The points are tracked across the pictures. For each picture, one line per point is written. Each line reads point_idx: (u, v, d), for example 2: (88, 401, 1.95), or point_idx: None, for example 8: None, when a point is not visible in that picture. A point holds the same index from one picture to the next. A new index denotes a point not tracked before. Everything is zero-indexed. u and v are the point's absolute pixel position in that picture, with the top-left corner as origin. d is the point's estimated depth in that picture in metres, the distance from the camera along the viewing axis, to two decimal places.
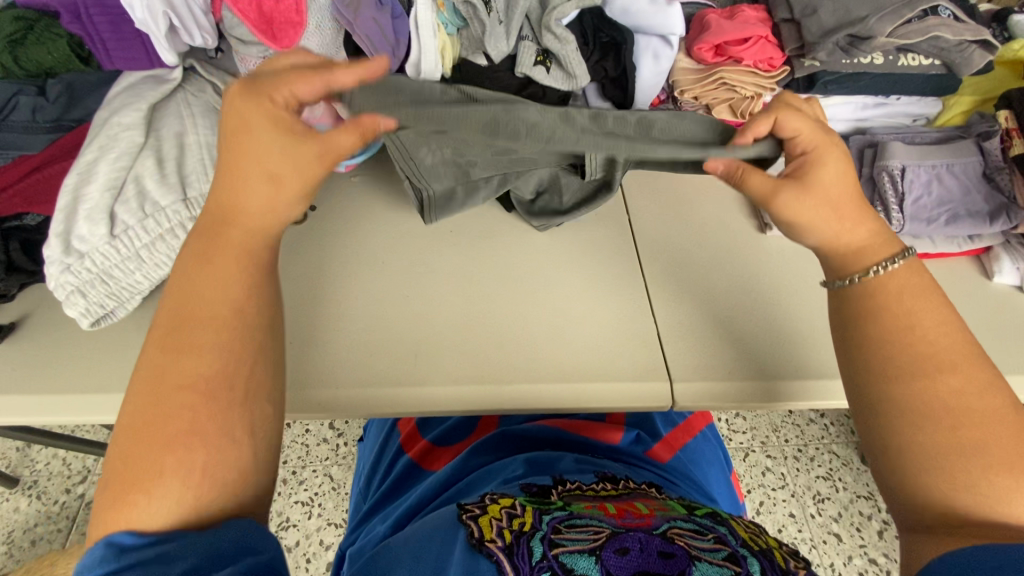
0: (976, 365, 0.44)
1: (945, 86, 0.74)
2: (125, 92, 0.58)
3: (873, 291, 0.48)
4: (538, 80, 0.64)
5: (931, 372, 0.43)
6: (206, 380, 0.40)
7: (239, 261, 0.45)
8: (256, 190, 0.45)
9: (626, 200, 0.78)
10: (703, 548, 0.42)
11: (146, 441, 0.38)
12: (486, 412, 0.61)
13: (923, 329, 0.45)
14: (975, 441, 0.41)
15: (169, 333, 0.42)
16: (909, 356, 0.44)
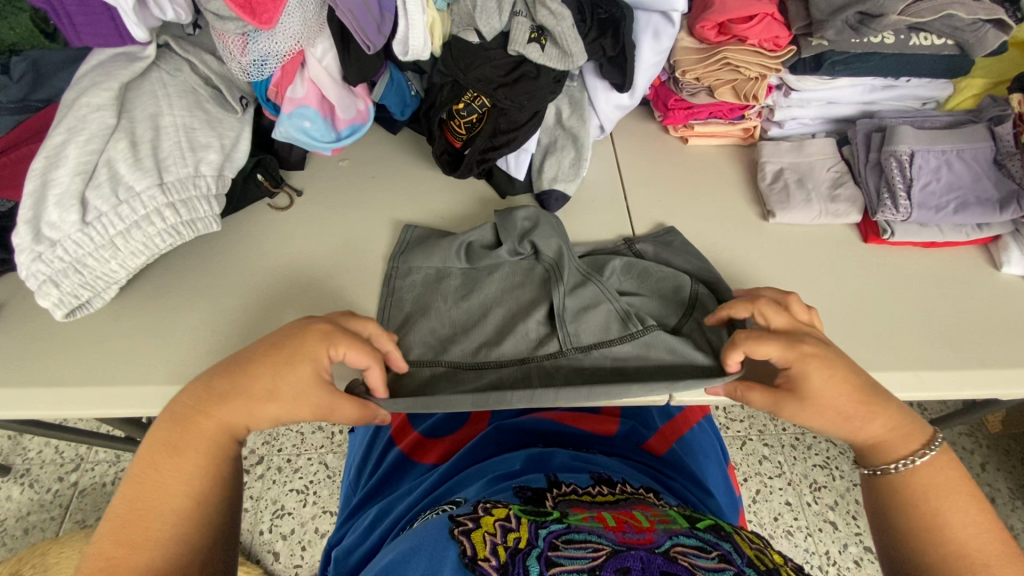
0: (1014, 565, 0.44)
1: (957, 67, 0.71)
2: (95, 70, 0.55)
3: (900, 490, 0.50)
4: (532, 58, 0.61)
5: (968, 574, 0.45)
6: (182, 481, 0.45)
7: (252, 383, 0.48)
8: (265, 409, 0.48)
9: (624, 186, 0.75)
10: (707, 568, 0.40)
11: (129, 524, 0.42)
12: (477, 405, 0.59)
13: (954, 529, 0.46)
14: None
15: (128, 517, 0.43)
16: (940, 557, 0.46)
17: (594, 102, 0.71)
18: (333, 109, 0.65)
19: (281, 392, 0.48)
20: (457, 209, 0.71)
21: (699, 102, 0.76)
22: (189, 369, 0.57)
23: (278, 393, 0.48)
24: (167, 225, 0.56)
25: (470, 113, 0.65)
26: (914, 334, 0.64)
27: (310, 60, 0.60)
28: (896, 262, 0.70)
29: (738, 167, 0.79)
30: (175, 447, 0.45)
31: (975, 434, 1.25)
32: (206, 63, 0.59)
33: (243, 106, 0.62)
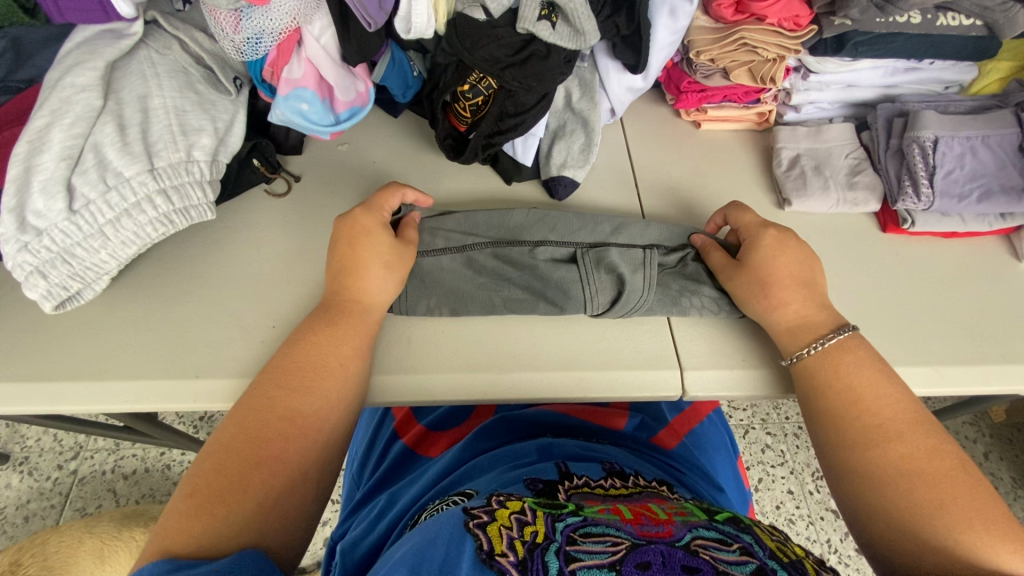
0: (921, 432, 0.48)
1: (984, 50, 0.68)
2: (79, 48, 0.52)
3: (814, 375, 0.53)
4: (541, 37, 0.58)
5: (879, 440, 0.48)
6: (320, 381, 0.50)
7: (367, 282, 0.55)
8: (379, 277, 0.55)
9: (634, 172, 0.73)
10: (730, 561, 0.38)
11: (272, 412, 0.48)
12: (484, 401, 0.57)
13: (863, 402, 0.50)
14: (930, 500, 0.44)
15: (289, 369, 0.50)
16: (853, 428, 0.49)
17: (605, 84, 0.68)
18: (331, 91, 0.62)
19: (381, 258, 0.56)
20: (462, 196, 0.68)
21: (713, 84, 0.72)
22: (185, 363, 0.55)
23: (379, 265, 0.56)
24: (159, 213, 0.54)
25: (475, 95, 0.63)
26: (932, 326, 0.62)
27: (306, 38, 0.57)
28: (915, 252, 0.68)
29: (753, 152, 0.76)
30: (329, 318, 0.53)
31: (979, 423, 1.24)
32: (197, 41, 0.56)
33: (237, 88, 0.60)
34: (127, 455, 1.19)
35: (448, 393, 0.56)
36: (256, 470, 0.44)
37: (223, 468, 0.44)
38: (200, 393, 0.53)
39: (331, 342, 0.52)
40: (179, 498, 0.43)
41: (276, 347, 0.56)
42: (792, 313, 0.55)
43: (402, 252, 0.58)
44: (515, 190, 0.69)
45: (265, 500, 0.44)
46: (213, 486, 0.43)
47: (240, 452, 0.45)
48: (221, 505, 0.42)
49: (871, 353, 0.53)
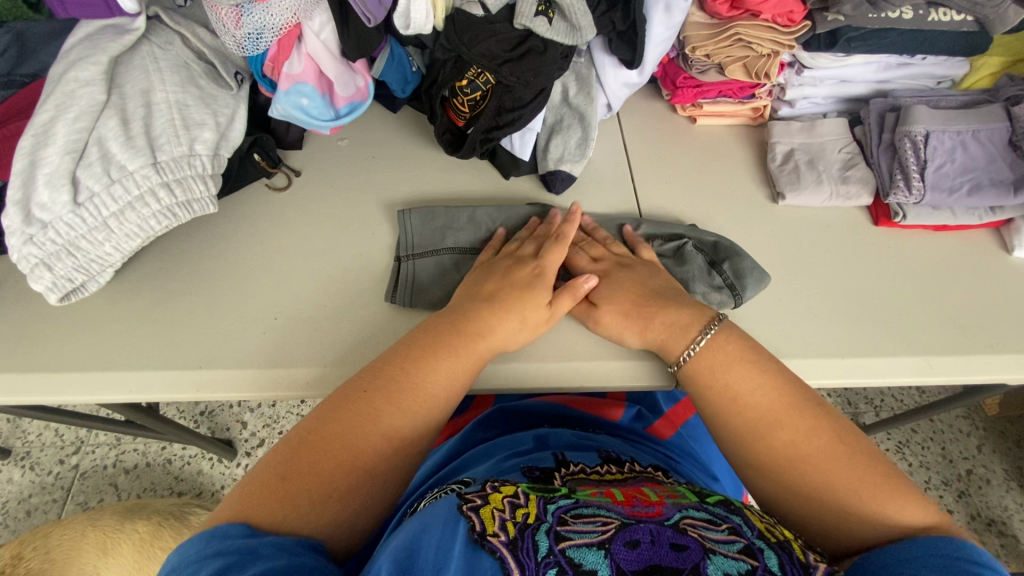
0: (800, 413, 0.48)
1: (974, 45, 0.70)
2: (83, 43, 0.53)
3: (695, 379, 0.53)
4: (539, 33, 0.58)
5: (764, 433, 0.49)
6: (418, 397, 0.50)
7: (495, 316, 0.54)
8: (510, 323, 0.55)
9: (631, 166, 0.74)
10: (718, 540, 0.40)
11: (362, 410, 0.48)
12: (482, 391, 0.58)
13: (742, 400, 0.50)
14: (822, 479, 0.46)
15: (399, 382, 0.50)
16: (739, 426, 0.50)
17: (602, 79, 0.69)
18: (330, 87, 0.62)
19: (519, 309, 0.55)
20: (461, 190, 0.69)
21: (709, 80, 0.73)
22: (188, 353, 0.56)
23: (514, 315, 0.55)
24: (162, 206, 0.55)
25: (474, 90, 0.63)
26: (922, 317, 0.63)
27: (307, 33, 0.57)
28: (907, 245, 0.69)
29: (747, 147, 0.77)
30: (441, 340, 0.53)
31: (972, 417, 1.26)
32: (199, 37, 0.57)
33: (238, 82, 0.60)
34: (128, 450, 1.20)
35: None
36: (347, 475, 0.45)
37: (319, 464, 0.44)
38: (202, 383, 0.54)
39: (445, 370, 0.51)
40: (260, 469, 0.44)
41: (277, 339, 0.57)
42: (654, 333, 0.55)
43: (543, 308, 0.56)
44: (513, 185, 0.70)
45: (349, 507, 0.44)
46: (304, 478, 0.43)
47: (335, 452, 0.45)
48: (312, 503, 0.43)
49: (742, 341, 0.53)
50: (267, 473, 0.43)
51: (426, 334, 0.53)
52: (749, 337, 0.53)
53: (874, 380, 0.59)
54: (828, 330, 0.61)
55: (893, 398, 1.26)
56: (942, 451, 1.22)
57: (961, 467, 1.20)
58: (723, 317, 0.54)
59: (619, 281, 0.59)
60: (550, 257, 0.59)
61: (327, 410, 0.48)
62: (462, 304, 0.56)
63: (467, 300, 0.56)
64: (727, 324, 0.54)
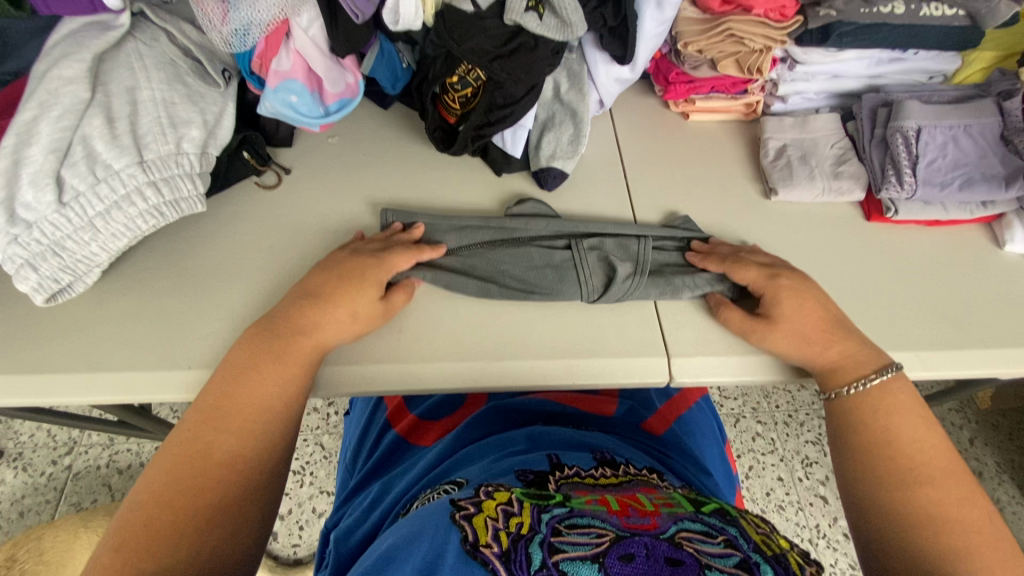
0: (955, 480, 0.48)
1: (967, 40, 0.69)
2: (66, 40, 0.52)
3: (854, 410, 0.54)
4: (529, 29, 0.58)
5: (914, 482, 0.48)
6: (252, 409, 0.49)
7: (321, 314, 0.54)
8: (336, 318, 0.54)
9: (623, 162, 0.73)
10: (712, 554, 0.40)
11: (190, 450, 0.46)
12: (475, 390, 0.58)
13: (900, 443, 0.51)
14: (956, 546, 0.45)
15: (222, 407, 0.48)
16: (887, 466, 0.50)
17: (593, 75, 0.68)
18: (320, 84, 0.62)
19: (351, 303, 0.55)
20: (452, 188, 0.69)
21: (700, 76, 0.73)
22: (179, 354, 0.55)
23: (344, 313, 0.55)
24: (149, 205, 0.54)
25: (464, 87, 0.63)
26: (914, 313, 0.63)
27: (295, 29, 0.57)
28: (898, 240, 0.69)
29: (740, 142, 0.77)
30: (264, 350, 0.52)
31: (965, 410, 1.27)
32: (185, 33, 0.57)
33: (226, 80, 0.60)
34: (122, 450, 1.19)
35: (438, 381, 0.57)
36: (190, 515, 0.43)
37: (154, 520, 0.42)
38: (192, 383, 0.54)
39: (269, 379, 0.50)
40: (100, 552, 0.41)
41: None
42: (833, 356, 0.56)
43: (375, 307, 0.56)
44: (505, 181, 0.70)
45: (205, 544, 0.43)
46: (141, 540, 0.41)
47: (173, 500, 0.43)
48: (156, 557, 0.40)
49: (912, 395, 0.53)
50: (106, 550, 0.41)
51: (245, 344, 0.52)
52: (919, 397, 0.54)
53: None
54: None
55: None
56: None
57: None
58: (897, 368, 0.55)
59: (803, 301, 0.58)
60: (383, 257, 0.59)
61: (158, 464, 0.45)
62: (287, 309, 0.54)
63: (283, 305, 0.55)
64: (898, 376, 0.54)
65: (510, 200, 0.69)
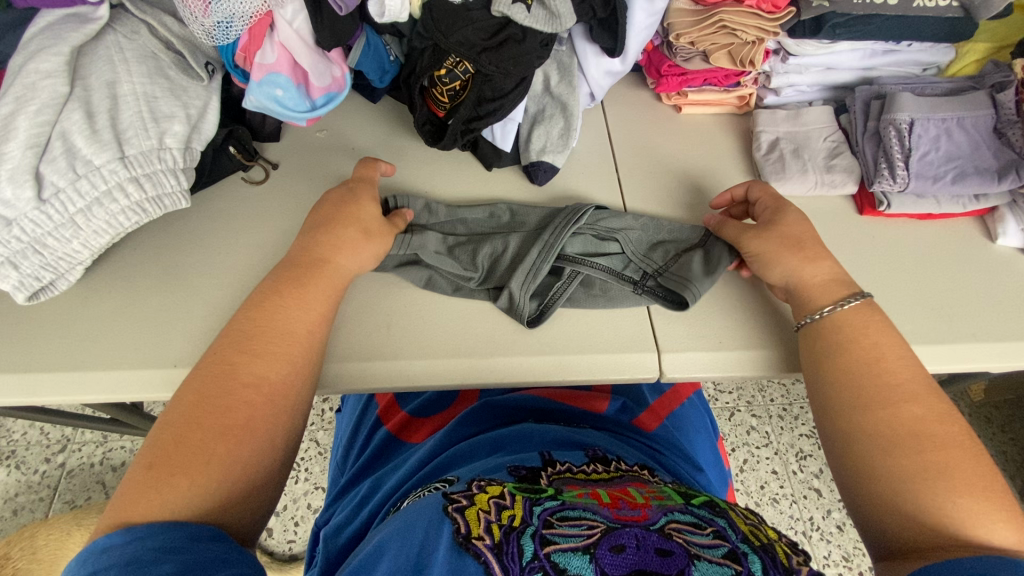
0: (936, 398, 0.49)
1: (960, 31, 0.69)
2: (42, 33, 0.51)
3: (841, 329, 0.53)
4: (517, 20, 0.56)
5: (897, 399, 0.48)
6: (278, 338, 0.50)
7: (332, 232, 0.56)
8: (353, 240, 0.56)
9: (616, 156, 0.73)
10: (702, 544, 0.40)
11: (220, 375, 0.47)
12: (464, 387, 0.57)
13: (884, 357, 0.51)
14: (939, 461, 0.45)
15: (250, 334, 0.49)
16: (871, 384, 0.49)
17: (584, 67, 0.68)
18: (305, 77, 0.61)
19: (362, 224, 0.57)
20: (442, 183, 0.68)
21: (693, 67, 0.72)
22: (165, 352, 0.55)
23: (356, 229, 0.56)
24: (131, 202, 0.53)
25: (452, 80, 0.62)
26: (906, 307, 0.63)
27: (279, 22, 0.56)
28: (891, 234, 0.68)
29: (734, 135, 0.76)
30: (284, 282, 0.53)
31: (958, 402, 1.27)
32: (166, 25, 0.55)
33: (209, 73, 0.59)
34: (115, 447, 1.18)
35: (427, 378, 0.56)
36: (215, 436, 0.44)
37: (180, 438, 0.43)
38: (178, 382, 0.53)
39: (295, 310, 0.51)
40: (135, 470, 0.42)
41: None
42: (818, 277, 0.56)
43: (382, 224, 0.59)
44: (496, 176, 0.69)
45: (228, 465, 0.43)
46: (167, 457, 0.42)
47: (200, 419, 0.44)
48: (177, 477, 0.41)
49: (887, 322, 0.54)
50: (145, 466, 0.42)
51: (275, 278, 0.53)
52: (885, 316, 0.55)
53: None
54: None
55: None
56: None
57: None
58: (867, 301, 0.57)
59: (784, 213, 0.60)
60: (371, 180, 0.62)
61: (188, 390, 0.46)
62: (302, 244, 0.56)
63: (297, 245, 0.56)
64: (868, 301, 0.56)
65: (500, 195, 0.68)
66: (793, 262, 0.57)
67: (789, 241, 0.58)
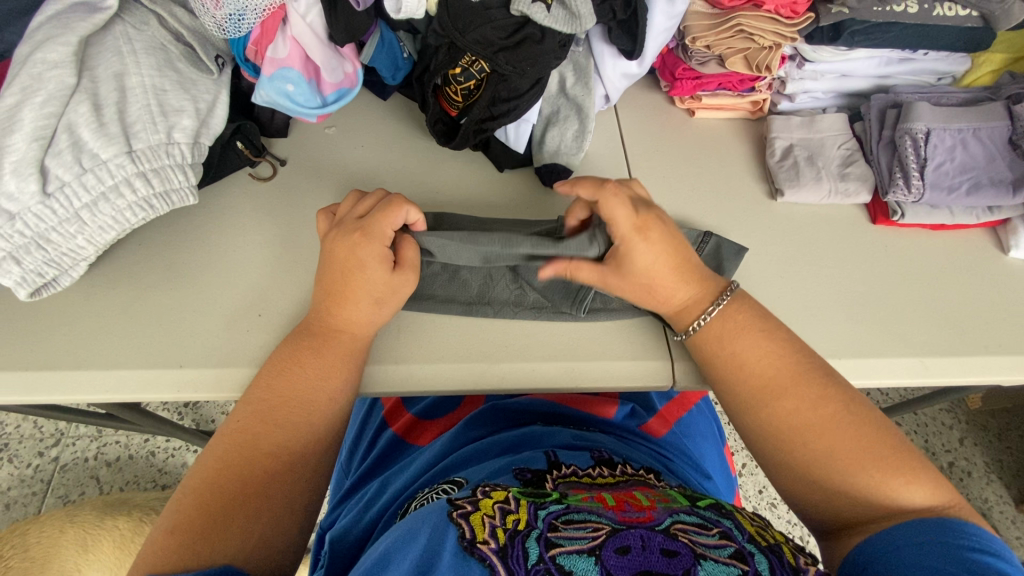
0: (806, 382, 0.50)
1: (978, 41, 0.69)
2: (51, 21, 0.49)
3: (705, 343, 0.54)
4: (536, 20, 0.55)
5: (769, 400, 0.50)
6: (300, 401, 0.50)
7: (335, 296, 0.53)
8: (364, 308, 0.53)
9: (629, 159, 0.72)
10: (708, 545, 0.39)
11: (241, 440, 0.48)
12: (476, 392, 0.56)
13: (747, 362, 0.51)
14: (822, 450, 0.47)
15: (267, 401, 0.49)
16: (742, 394, 0.51)
17: (600, 69, 0.67)
18: (317, 73, 0.60)
19: (372, 292, 0.53)
20: (454, 183, 0.67)
21: (708, 72, 0.71)
22: (169, 352, 0.53)
23: (366, 296, 0.53)
24: (138, 197, 0.52)
25: (467, 79, 0.60)
26: (917, 318, 0.63)
27: (292, 15, 0.55)
28: (904, 244, 0.68)
29: (747, 140, 0.76)
30: (299, 344, 0.52)
31: (956, 410, 1.27)
32: (176, 16, 0.54)
33: (219, 66, 0.58)
34: (110, 442, 1.17)
35: (436, 383, 0.56)
36: (237, 504, 0.45)
37: (202, 506, 0.44)
38: (183, 382, 0.52)
39: (312, 373, 0.51)
40: (159, 531, 0.44)
41: (261, 337, 0.55)
42: (677, 302, 0.54)
43: (400, 281, 0.54)
44: (507, 177, 0.68)
45: (251, 534, 0.45)
46: (193, 525, 0.43)
47: (223, 486, 0.46)
48: (202, 545, 0.42)
49: (752, 309, 0.54)
50: (167, 526, 0.44)
51: (294, 338, 0.52)
52: (758, 308, 0.54)
53: (868, 380, 0.59)
54: (824, 331, 0.61)
55: (877, 392, 1.28)
56: (925, 443, 1.24)
57: (943, 459, 1.22)
58: (735, 287, 0.55)
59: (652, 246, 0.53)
60: (382, 240, 0.54)
61: (212, 453, 0.48)
62: (317, 308, 0.54)
63: (315, 308, 0.54)
64: (738, 294, 0.54)
65: (511, 197, 0.67)
66: (650, 302, 0.55)
67: (641, 288, 0.54)
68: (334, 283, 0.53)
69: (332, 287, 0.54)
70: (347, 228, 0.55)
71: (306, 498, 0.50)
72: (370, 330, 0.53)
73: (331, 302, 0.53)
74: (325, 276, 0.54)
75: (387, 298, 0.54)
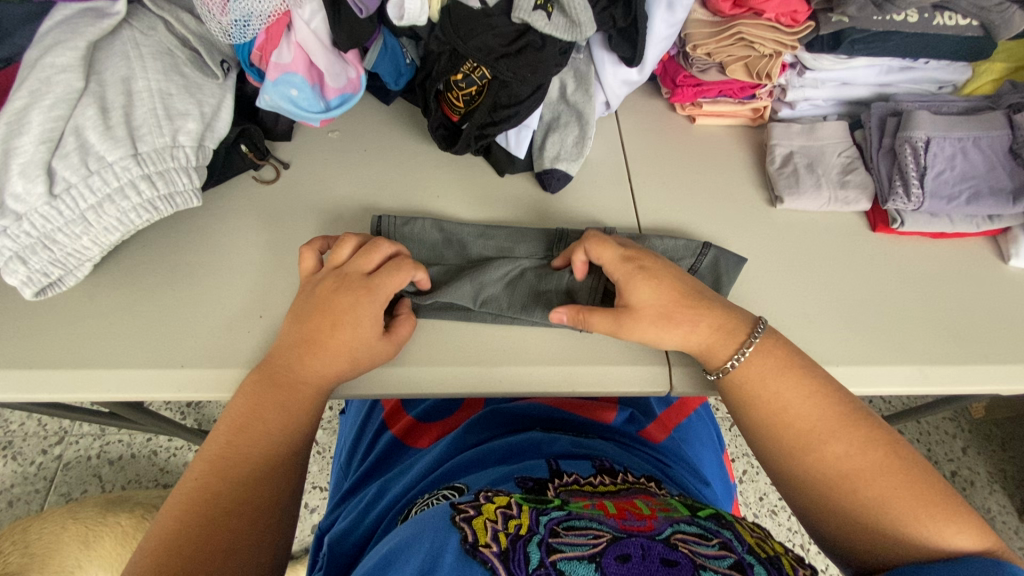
0: (851, 426, 0.49)
1: (978, 50, 0.69)
2: (61, 26, 0.50)
3: (743, 384, 0.53)
4: (537, 27, 0.56)
5: (817, 444, 0.49)
6: (276, 409, 0.50)
7: (318, 345, 0.52)
8: (336, 359, 0.52)
9: (629, 164, 0.72)
10: (708, 555, 0.39)
11: (225, 449, 0.48)
12: (474, 396, 0.57)
13: (792, 407, 0.51)
14: (873, 498, 0.46)
15: (249, 411, 0.50)
16: (786, 438, 0.51)
17: (601, 76, 0.67)
18: (321, 79, 0.60)
19: (352, 351, 0.53)
20: (455, 188, 0.68)
21: (709, 79, 0.72)
22: (171, 352, 0.54)
23: (345, 354, 0.52)
24: (143, 199, 0.53)
25: (468, 85, 0.61)
26: (916, 326, 0.63)
27: (296, 22, 0.55)
28: (905, 252, 0.68)
29: (748, 147, 0.76)
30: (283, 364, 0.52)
31: (959, 419, 1.27)
32: (182, 21, 0.55)
33: (224, 71, 0.59)
34: (113, 441, 1.18)
35: (436, 386, 0.56)
36: (223, 513, 0.45)
37: (188, 516, 0.45)
38: (185, 382, 0.53)
39: (298, 390, 0.51)
40: (143, 542, 0.44)
41: (262, 338, 0.56)
42: (701, 334, 0.54)
43: (377, 347, 0.54)
44: (507, 182, 0.69)
45: (236, 541, 0.45)
46: (173, 540, 0.43)
47: (208, 494, 0.46)
48: (187, 555, 0.42)
49: (784, 348, 0.54)
50: (154, 540, 0.43)
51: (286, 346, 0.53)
52: (789, 347, 0.54)
53: (866, 388, 0.59)
54: (822, 338, 0.61)
55: (878, 399, 1.28)
56: (927, 452, 1.23)
57: (946, 468, 1.21)
58: (764, 325, 0.55)
59: (655, 281, 0.55)
60: (379, 296, 0.54)
61: (198, 464, 0.48)
62: (293, 331, 0.53)
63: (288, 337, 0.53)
64: (767, 331, 0.55)
65: (512, 201, 0.67)
66: (668, 341, 0.55)
67: (657, 323, 0.54)
68: (318, 329, 0.52)
69: (312, 332, 0.52)
70: (354, 282, 0.54)
71: (291, 504, 0.50)
72: (336, 376, 0.53)
73: (310, 344, 0.52)
74: (309, 317, 0.53)
75: (359, 356, 0.53)
